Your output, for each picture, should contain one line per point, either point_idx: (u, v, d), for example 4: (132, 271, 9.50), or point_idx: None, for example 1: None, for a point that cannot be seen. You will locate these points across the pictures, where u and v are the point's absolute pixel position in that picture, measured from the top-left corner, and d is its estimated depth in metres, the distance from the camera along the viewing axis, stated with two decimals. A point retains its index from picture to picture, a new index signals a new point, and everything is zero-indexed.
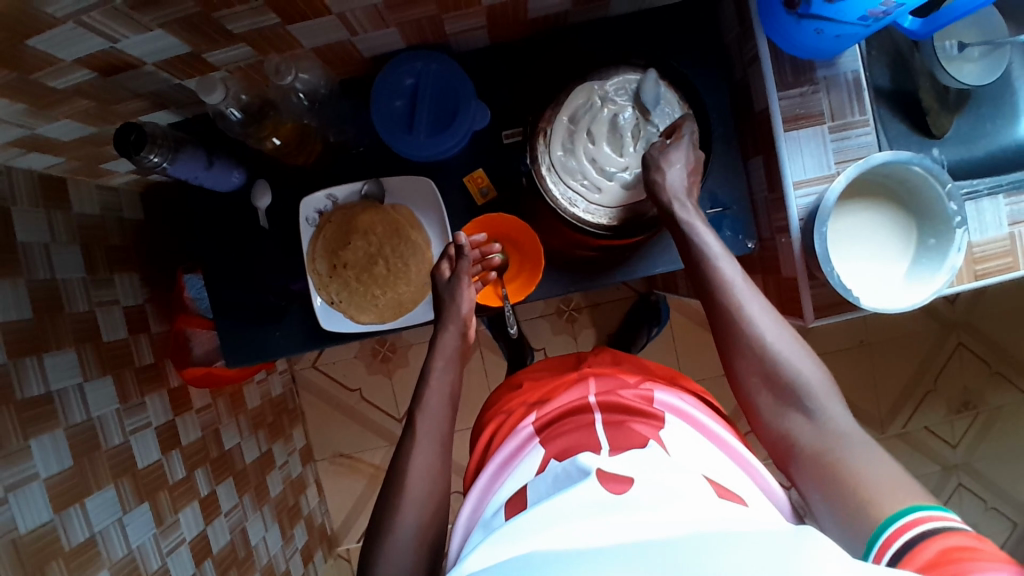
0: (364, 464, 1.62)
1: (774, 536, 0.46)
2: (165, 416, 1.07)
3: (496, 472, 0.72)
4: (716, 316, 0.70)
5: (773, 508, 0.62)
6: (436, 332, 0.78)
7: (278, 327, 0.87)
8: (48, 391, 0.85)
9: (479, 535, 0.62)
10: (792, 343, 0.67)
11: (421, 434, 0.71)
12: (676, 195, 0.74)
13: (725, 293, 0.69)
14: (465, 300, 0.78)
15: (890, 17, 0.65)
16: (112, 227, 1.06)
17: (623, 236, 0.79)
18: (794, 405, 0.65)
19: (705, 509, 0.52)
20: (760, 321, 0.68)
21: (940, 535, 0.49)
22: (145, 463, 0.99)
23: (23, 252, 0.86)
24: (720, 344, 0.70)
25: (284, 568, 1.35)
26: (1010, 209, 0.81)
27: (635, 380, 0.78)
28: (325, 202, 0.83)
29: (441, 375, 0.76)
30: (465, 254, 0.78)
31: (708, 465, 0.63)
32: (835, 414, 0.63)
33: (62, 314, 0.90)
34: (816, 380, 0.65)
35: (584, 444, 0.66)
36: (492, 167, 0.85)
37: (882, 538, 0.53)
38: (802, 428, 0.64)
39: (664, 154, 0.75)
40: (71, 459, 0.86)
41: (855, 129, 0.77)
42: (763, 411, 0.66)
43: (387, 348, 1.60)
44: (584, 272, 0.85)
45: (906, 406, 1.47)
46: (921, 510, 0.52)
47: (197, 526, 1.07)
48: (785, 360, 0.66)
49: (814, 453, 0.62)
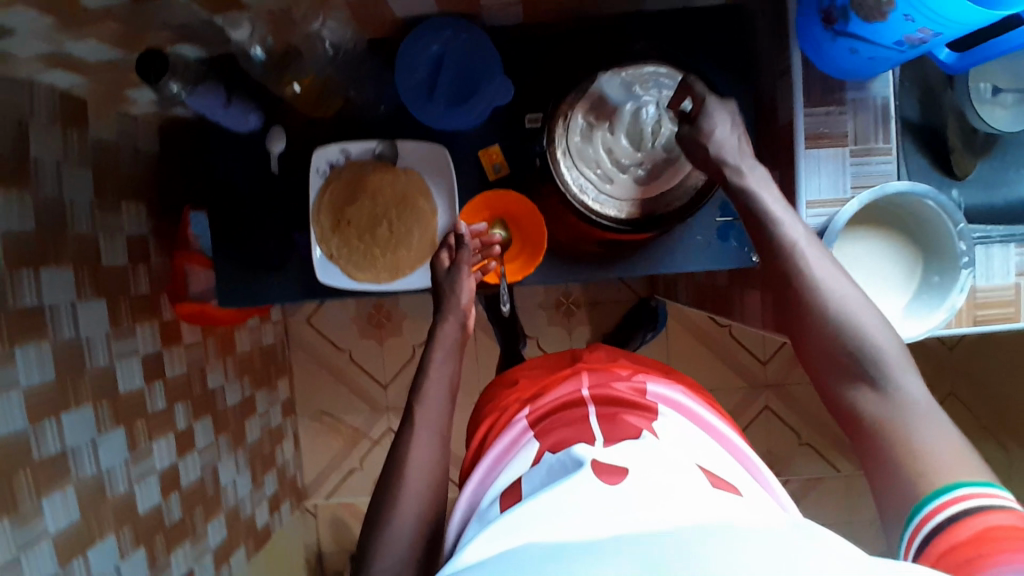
0: (344, 426, 1.64)
1: (785, 538, 0.44)
2: (153, 347, 1.08)
3: (492, 464, 0.71)
4: (785, 283, 0.65)
5: (767, 496, 0.62)
6: (435, 322, 0.78)
7: (273, 275, 0.86)
8: (39, 303, 0.85)
9: (474, 528, 0.62)
10: (866, 311, 0.61)
11: (419, 421, 0.71)
12: (736, 163, 0.70)
13: (795, 263, 0.64)
14: (462, 291, 0.78)
15: (926, 46, 0.63)
16: (125, 155, 1.06)
17: (640, 230, 0.78)
18: (860, 374, 0.59)
19: (698, 503, 0.51)
20: (833, 286, 0.62)
21: (985, 513, 0.46)
22: (127, 388, 1.01)
23: (34, 166, 0.86)
24: (790, 316, 0.65)
25: (249, 513, 1.39)
26: (1019, 260, 0.80)
27: (628, 373, 0.79)
28: (338, 155, 0.82)
29: (441, 365, 0.75)
30: (465, 243, 0.79)
31: (701, 454, 0.63)
32: (907, 385, 0.57)
33: (65, 231, 0.91)
34: (890, 348, 0.58)
35: (579, 436, 0.66)
36: (507, 143, 0.84)
37: (923, 512, 0.49)
38: (868, 400, 0.57)
39: (700, 125, 0.71)
40: (54, 373, 0.86)
41: (876, 156, 0.76)
42: (826, 380, 0.61)
43: (383, 314, 1.60)
44: (582, 264, 0.85)
45: None
46: (966, 487, 0.48)
47: (169, 458, 1.10)
48: (857, 329, 0.60)
49: (874, 425, 0.56)
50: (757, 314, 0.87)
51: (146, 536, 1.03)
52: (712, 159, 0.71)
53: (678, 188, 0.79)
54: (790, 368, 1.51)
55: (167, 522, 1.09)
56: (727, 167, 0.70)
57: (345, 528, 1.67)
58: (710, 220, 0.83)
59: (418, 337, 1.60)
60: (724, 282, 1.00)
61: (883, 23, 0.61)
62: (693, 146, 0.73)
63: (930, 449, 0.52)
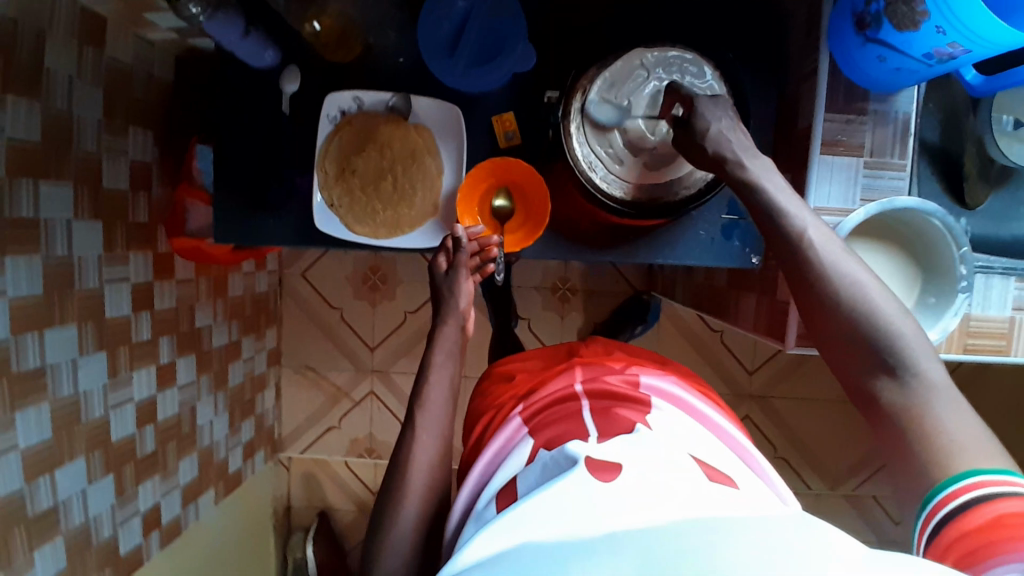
0: (326, 382, 1.64)
1: (781, 531, 0.44)
2: (145, 276, 1.08)
3: (488, 464, 0.70)
4: (802, 277, 0.62)
5: (762, 484, 0.62)
6: (435, 325, 0.79)
7: (271, 216, 0.84)
8: (34, 216, 0.84)
9: (471, 527, 0.60)
10: (885, 298, 0.59)
11: (422, 423, 0.71)
12: (756, 170, 0.67)
13: (813, 258, 0.62)
14: (461, 294, 0.79)
15: (954, 63, 0.62)
16: (139, 79, 1.05)
17: (642, 216, 0.78)
18: (880, 364, 0.57)
19: (695, 500, 0.51)
20: (852, 274, 0.60)
21: (995, 500, 0.47)
22: (113, 314, 1.00)
23: (46, 77, 0.85)
24: (804, 305, 0.63)
25: (222, 457, 1.39)
26: (1016, 294, 0.82)
27: (622, 366, 0.80)
28: (351, 103, 0.81)
29: (440, 368, 0.76)
30: (462, 247, 0.79)
31: (695, 444, 0.63)
32: (926, 369, 0.56)
33: (69, 148, 0.90)
34: (910, 335, 0.57)
35: (573, 432, 0.65)
36: (523, 112, 0.82)
37: (935, 500, 0.50)
38: (891, 390, 0.56)
39: (697, 112, 0.70)
40: (41, 288, 0.86)
41: (889, 171, 0.75)
42: (845, 370, 0.59)
43: (378, 277, 1.59)
44: (585, 243, 0.84)
45: (862, 471, 1.54)
46: (979, 477, 0.49)
47: (147, 390, 1.10)
48: (874, 317, 0.58)
49: (899, 416, 0.55)
50: (750, 316, 0.89)
51: (117, 463, 1.03)
52: (712, 156, 0.69)
53: (681, 182, 0.78)
54: (778, 383, 1.52)
55: (140, 453, 1.09)
56: (728, 163, 0.68)
57: (317, 483, 1.68)
58: (715, 216, 0.83)
59: (411, 303, 1.60)
60: (722, 282, 0.99)
61: (914, 33, 0.60)
62: (688, 146, 0.71)
63: (949, 437, 0.52)
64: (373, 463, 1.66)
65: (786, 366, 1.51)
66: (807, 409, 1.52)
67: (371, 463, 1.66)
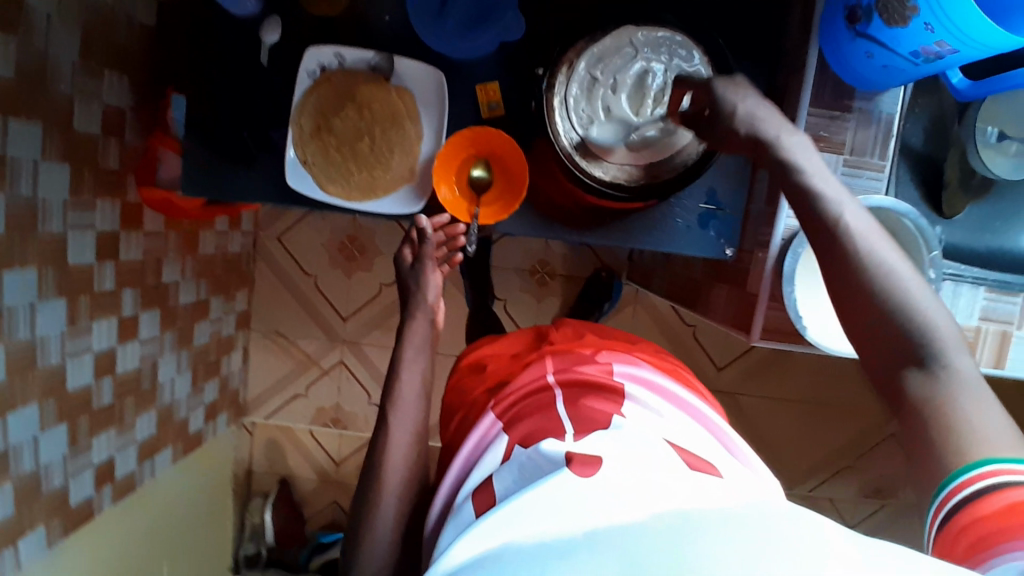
0: (296, 349, 1.62)
1: (768, 515, 0.44)
2: (111, 225, 1.05)
3: (461, 467, 0.70)
4: (832, 257, 0.59)
5: (742, 468, 0.64)
6: (405, 319, 0.82)
7: (242, 171, 0.82)
8: (1, 154, 0.82)
9: (450, 530, 0.60)
10: (917, 286, 0.56)
11: (394, 422, 0.73)
12: (794, 147, 0.63)
13: (847, 238, 0.58)
14: (429, 285, 0.83)
15: (940, 64, 0.62)
16: (120, 22, 1.02)
17: (643, 198, 0.77)
18: (909, 354, 0.54)
19: (677, 486, 0.51)
20: (885, 256, 0.57)
21: (1009, 489, 0.45)
22: (76, 261, 0.98)
23: (22, 11, 0.82)
24: (832, 286, 0.59)
25: (183, 416, 1.37)
26: (986, 303, 0.83)
27: (592, 353, 0.79)
28: (332, 58, 0.79)
29: (412, 361, 0.79)
30: (426, 238, 0.82)
31: (666, 430, 0.64)
32: (956, 362, 0.53)
33: (43, 87, 0.87)
34: (943, 326, 0.54)
35: (549, 429, 0.63)
36: (508, 82, 0.81)
37: (950, 486, 0.48)
38: (919, 380, 0.53)
39: (730, 87, 0.66)
40: (3, 228, 0.83)
41: (868, 171, 0.75)
42: (872, 358, 0.56)
43: (355, 246, 1.57)
44: (571, 222, 0.83)
45: (821, 472, 1.56)
46: (996, 465, 0.46)
47: (108, 341, 1.08)
48: (906, 304, 0.55)
49: (929, 408, 0.52)
50: (720, 308, 0.89)
51: (71, 413, 1.01)
52: (747, 138, 0.66)
53: (667, 164, 0.77)
54: (748, 381, 1.52)
55: (96, 404, 1.07)
56: (766, 143, 0.65)
57: (280, 451, 1.67)
58: (692, 206, 0.82)
59: (388, 276, 1.58)
60: (697, 273, 0.99)
61: (902, 29, 0.59)
62: (710, 124, 0.68)
63: (971, 428, 0.49)
64: (338, 434, 1.64)
65: (758, 365, 1.52)
66: (773, 409, 1.54)
67: (336, 433, 1.64)
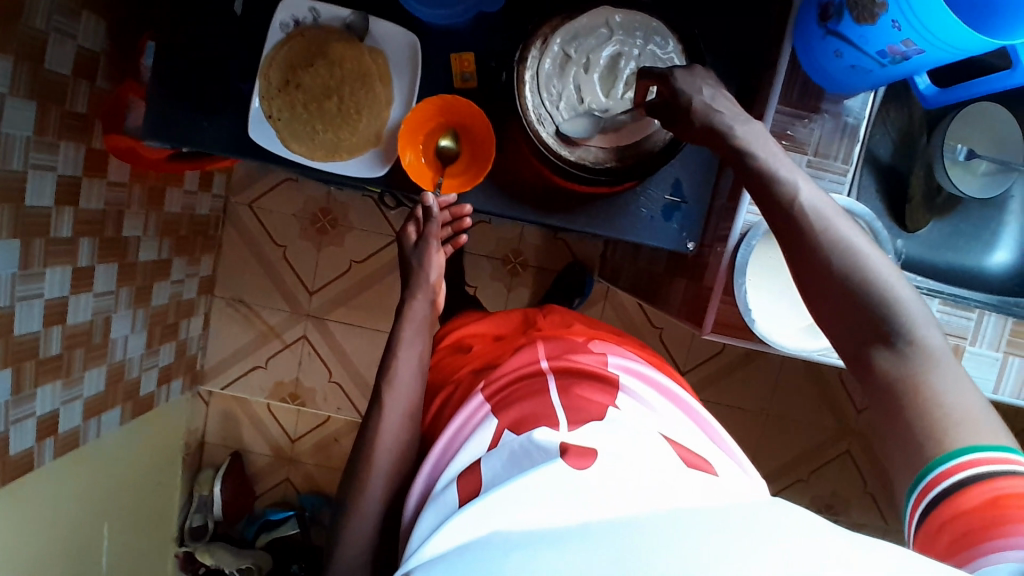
0: (259, 319, 1.60)
1: (770, 519, 0.44)
2: (73, 170, 1.03)
3: (447, 446, 0.68)
4: (797, 241, 0.59)
5: (730, 464, 0.65)
6: (405, 300, 0.78)
7: (207, 119, 0.80)
8: None
9: (430, 514, 0.58)
10: (883, 262, 0.57)
11: (389, 403, 0.72)
12: (749, 135, 0.63)
13: (813, 220, 0.58)
14: (432, 267, 0.79)
15: (907, 67, 0.62)
16: None
17: (619, 180, 0.77)
18: (877, 333, 0.55)
19: (678, 479, 0.52)
20: (849, 237, 0.58)
21: (994, 479, 0.46)
22: (34, 204, 0.96)
23: None
24: (795, 267, 0.60)
25: (134, 376, 1.34)
26: (940, 315, 0.83)
27: (584, 342, 0.79)
28: (306, 13, 0.78)
29: (409, 345, 0.76)
30: (433, 217, 0.77)
31: (661, 426, 0.64)
32: (925, 335, 0.54)
33: (15, 20, 0.85)
34: (910, 300, 0.55)
35: (540, 415, 0.63)
36: (483, 53, 0.80)
37: (931, 476, 0.49)
38: (888, 359, 0.54)
39: (681, 78, 0.66)
40: None
41: (830, 173, 0.77)
42: (841, 340, 0.57)
43: (328, 220, 1.55)
44: (560, 206, 0.82)
45: (775, 483, 1.58)
46: (981, 453, 0.48)
47: (61, 290, 1.05)
48: (870, 280, 0.55)
49: (898, 386, 0.53)
50: (681, 301, 0.89)
51: (16, 359, 0.98)
52: (702, 127, 0.65)
53: (638, 146, 0.77)
54: (711, 388, 1.53)
55: (43, 354, 1.04)
56: (721, 132, 0.64)
57: (235, 422, 1.64)
58: (657, 197, 0.82)
59: (358, 253, 1.57)
60: (661, 267, 0.99)
61: (871, 27, 0.59)
62: (675, 117, 0.68)
63: (944, 410, 0.50)
64: (296, 409, 1.62)
65: (721, 372, 1.53)
66: (732, 417, 1.54)
67: (293, 409, 1.62)
